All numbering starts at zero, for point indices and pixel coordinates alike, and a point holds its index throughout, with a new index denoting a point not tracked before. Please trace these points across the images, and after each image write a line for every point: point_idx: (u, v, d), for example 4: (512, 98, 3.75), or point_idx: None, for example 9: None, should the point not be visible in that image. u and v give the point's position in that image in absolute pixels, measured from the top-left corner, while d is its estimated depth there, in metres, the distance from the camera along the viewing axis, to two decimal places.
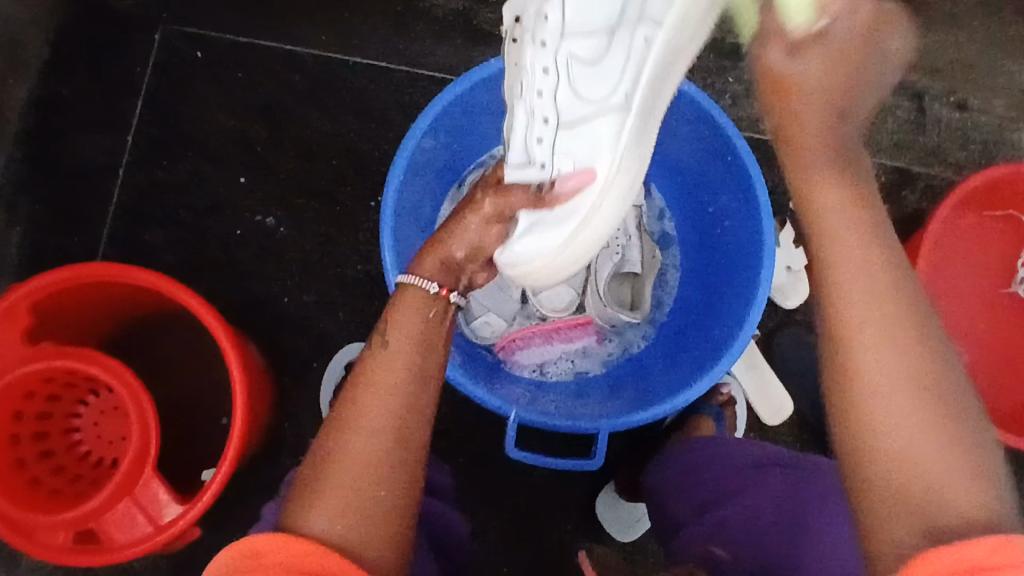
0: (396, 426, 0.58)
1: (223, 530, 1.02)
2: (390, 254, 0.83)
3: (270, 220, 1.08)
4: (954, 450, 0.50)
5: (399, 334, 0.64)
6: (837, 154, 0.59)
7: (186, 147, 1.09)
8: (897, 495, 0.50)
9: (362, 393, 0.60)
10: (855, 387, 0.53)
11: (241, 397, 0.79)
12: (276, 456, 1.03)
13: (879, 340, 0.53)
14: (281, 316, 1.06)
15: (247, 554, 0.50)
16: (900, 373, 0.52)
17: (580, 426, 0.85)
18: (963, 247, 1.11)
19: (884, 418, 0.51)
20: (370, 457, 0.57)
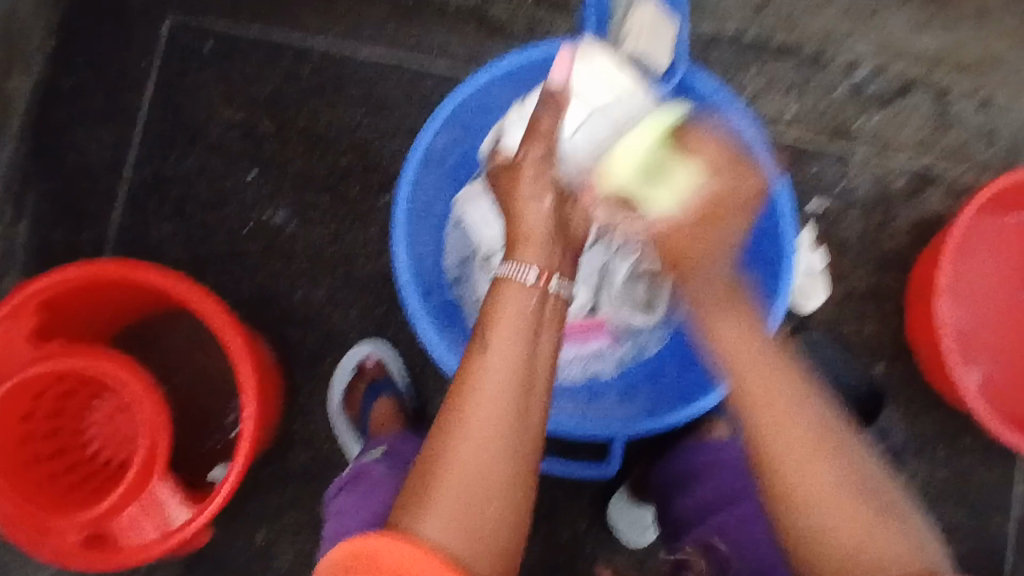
0: (509, 432, 0.55)
1: (232, 528, 1.01)
2: (401, 253, 0.81)
3: (280, 216, 1.06)
4: (874, 519, 0.56)
5: (503, 325, 0.60)
6: (730, 302, 0.66)
7: (196, 141, 1.08)
8: (841, 559, 0.56)
9: (473, 392, 0.57)
10: (783, 474, 0.59)
11: (253, 402, 0.78)
12: (286, 454, 1.02)
13: (785, 428, 0.60)
14: (291, 312, 1.05)
15: (359, 554, 0.49)
16: (803, 448, 0.59)
17: (595, 432, 0.85)
18: (981, 249, 1.09)
19: (811, 495, 0.58)
20: (482, 465, 0.54)
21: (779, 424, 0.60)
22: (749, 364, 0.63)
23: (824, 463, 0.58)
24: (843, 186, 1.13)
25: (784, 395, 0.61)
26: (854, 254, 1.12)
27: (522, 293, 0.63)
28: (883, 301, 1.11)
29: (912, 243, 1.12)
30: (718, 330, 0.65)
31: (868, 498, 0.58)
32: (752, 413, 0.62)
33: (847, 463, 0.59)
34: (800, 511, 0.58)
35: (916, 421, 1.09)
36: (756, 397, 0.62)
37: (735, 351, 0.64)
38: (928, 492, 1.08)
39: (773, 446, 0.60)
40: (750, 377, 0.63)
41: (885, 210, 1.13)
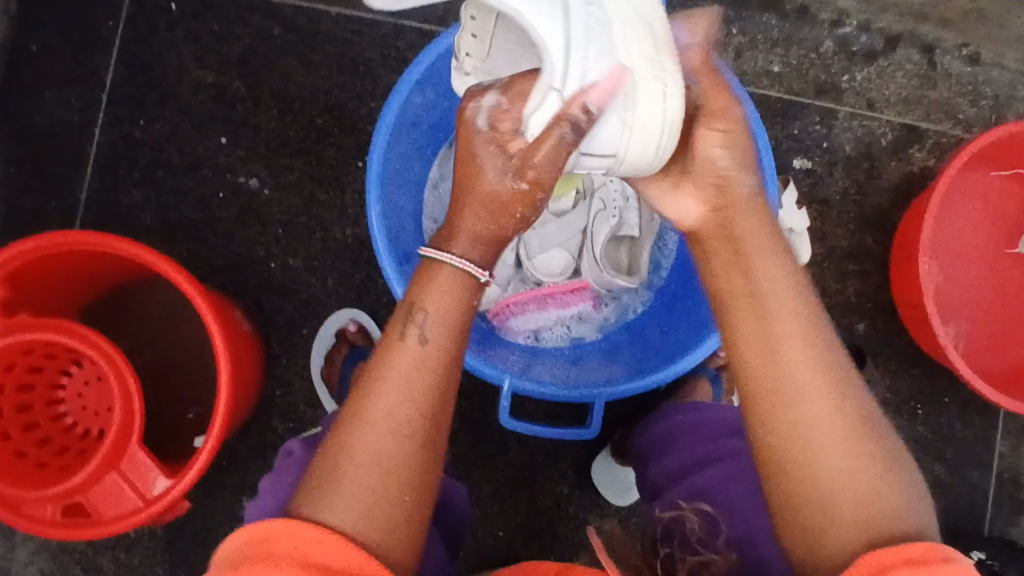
0: (422, 420, 0.53)
1: (216, 497, 1.01)
2: (376, 217, 0.80)
3: (254, 181, 1.04)
4: (874, 473, 0.51)
5: (425, 313, 0.56)
6: (754, 215, 0.60)
7: (165, 104, 1.05)
8: (834, 510, 0.50)
9: (386, 376, 0.54)
10: (789, 408, 0.52)
11: (228, 369, 0.77)
12: (266, 423, 1.02)
13: (801, 351, 0.53)
14: (269, 280, 1.03)
15: (258, 540, 0.47)
16: (815, 398, 0.52)
17: (576, 394, 0.84)
18: (962, 208, 1.09)
19: (815, 438, 0.52)
20: (389, 454, 0.51)
21: (797, 350, 0.53)
22: (767, 270, 0.57)
23: (841, 442, 0.51)
24: (827, 145, 1.11)
25: (812, 358, 0.53)
26: (837, 214, 1.11)
27: (467, 280, 0.57)
28: (864, 261, 1.11)
29: (895, 202, 1.12)
30: (742, 242, 0.58)
31: (873, 449, 0.52)
32: (771, 335, 0.54)
33: (858, 412, 0.53)
34: (799, 450, 0.52)
35: (897, 379, 1.10)
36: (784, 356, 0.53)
37: (756, 255, 0.57)
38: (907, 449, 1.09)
39: (781, 414, 0.52)
40: (778, 331, 0.54)
41: (868, 169, 1.12)
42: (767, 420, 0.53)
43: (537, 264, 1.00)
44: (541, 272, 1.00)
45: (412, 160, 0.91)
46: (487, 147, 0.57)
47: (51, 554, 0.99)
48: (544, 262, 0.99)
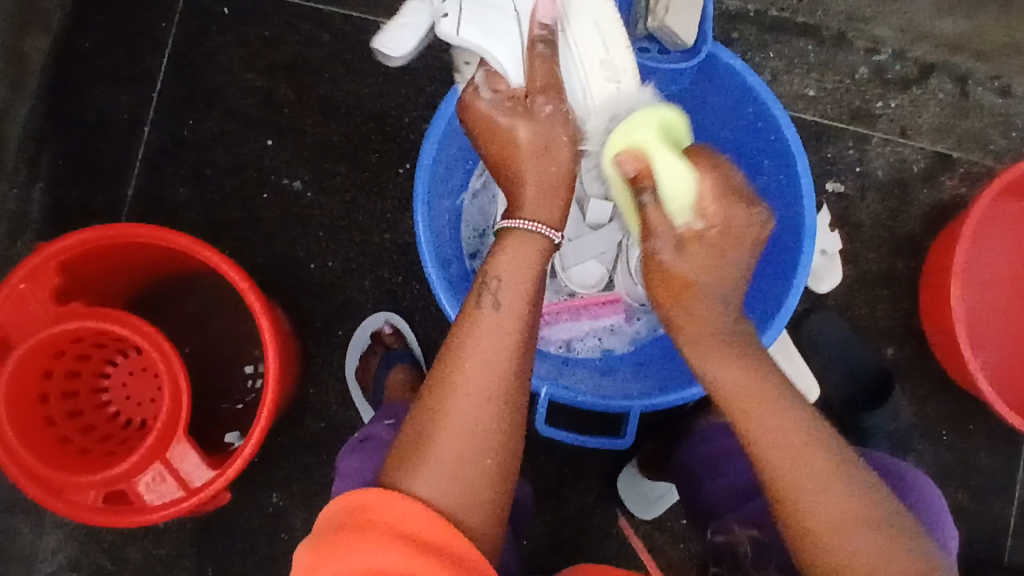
0: (504, 385, 0.57)
1: (247, 492, 1.02)
2: (423, 219, 0.81)
3: (297, 184, 1.06)
4: (876, 523, 0.56)
5: (503, 282, 0.61)
6: (723, 336, 0.65)
7: (214, 105, 1.07)
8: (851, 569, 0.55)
9: (464, 351, 0.58)
10: (787, 477, 0.58)
11: (274, 363, 0.78)
12: (299, 421, 1.03)
13: (779, 422, 0.60)
14: (307, 280, 1.05)
15: (356, 509, 0.48)
16: (802, 463, 0.58)
17: (614, 405, 0.85)
18: (991, 237, 1.10)
19: (814, 497, 0.57)
20: (475, 417, 0.55)
21: (775, 425, 0.60)
22: (727, 366, 0.63)
23: (846, 522, 0.56)
24: (860, 170, 1.13)
25: (803, 451, 0.59)
26: (869, 237, 1.12)
27: (541, 240, 0.64)
28: (894, 285, 1.12)
29: (926, 229, 1.13)
30: (706, 356, 0.64)
31: (871, 497, 0.57)
32: (752, 421, 0.61)
33: (847, 468, 0.59)
34: (802, 514, 0.57)
35: (924, 404, 1.10)
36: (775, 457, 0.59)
37: (714, 358, 0.64)
38: (931, 474, 1.10)
39: (779, 479, 0.58)
40: (757, 419, 0.61)
41: (900, 195, 1.13)
42: (774, 488, 0.59)
43: (571, 276, 1.01)
44: (575, 282, 1.01)
45: (457, 167, 0.92)
46: (505, 114, 0.66)
47: (80, 542, 1.00)
48: (579, 272, 1.01)
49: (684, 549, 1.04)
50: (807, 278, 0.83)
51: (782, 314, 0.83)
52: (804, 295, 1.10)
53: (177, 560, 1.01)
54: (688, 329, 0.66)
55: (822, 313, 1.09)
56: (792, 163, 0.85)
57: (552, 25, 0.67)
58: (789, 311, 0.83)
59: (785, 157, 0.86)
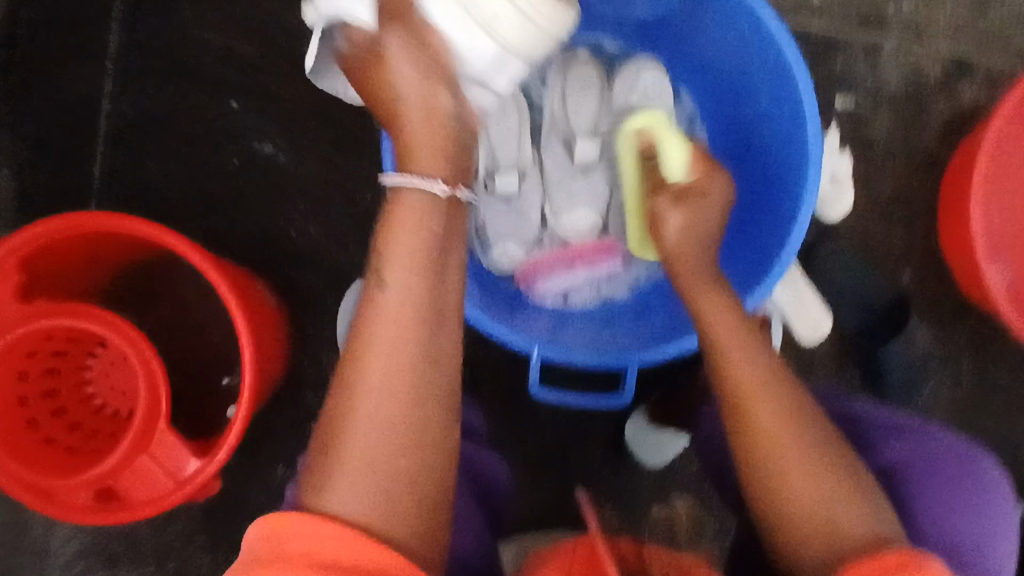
0: (410, 373, 0.54)
1: (252, 468, 1.01)
2: (394, 182, 0.76)
3: (268, 147, 1.00)
4: (834, 487, 0.56)
5: (394, 250, 0.56)
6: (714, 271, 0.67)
7: (171, 71, 1.01)
8: (808, 526, 0.55)
9: (365, 347, 0.55)
10: (752, 431, 0.58)
11: (248, 346, 0.74)
12: (295, 394, 1.01)
13: (759, 383, 0.60)
14: (289, 249, 1.01)
15: (274, 535, 0.48)
16: (772, 426, 0.58)
17: (608, 362, 0.81)
18: (1016, 147, 1.02)
19: (777, 444, 0.58)
20: (391, 414, 0.53)
21: (751, 377, 0.60)
22: (723, 313, 0.64)
23: (811, 483, 0.56)
24: (871, 82, 1.04)
25: (782, 412, 0.59)
26: (882, 157, 1.04)
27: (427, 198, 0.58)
28: (911, 207, 1.05)
29: (944, 142, 1.05)
30: (697, 298, 0.66)
31: (832, 467, 0.57)
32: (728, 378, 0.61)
33: (816, 437, 0.58)
34: (767, 467, 0.57)
35: (945, 331, 1.05)
36: (749, 400, 0.59)
37: (713, 305, 0.64)
38: (952, 402, 1.05)
39: (751, 434, 0.59)
40: (736, 372, 0.61)
41: (916, 108, 1.04)
42: (745, 446, 0.59)
43: (563, 223, 0.97)
44: (568, 230, 0.97)
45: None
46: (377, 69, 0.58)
47: (92, 527, 1.01)
48: (571, 219, 0.97)
49: (696, 495, 1.02)
50: (814, 210, 0.78)
51: (787, 251, 0.78)
52: (814, 224, 1.04)
53: (187, 538, 1.01)
54: (683, 266, 0.68)
55: (829, 245, 1.03)
56: (793, 85, 0.79)
57: None
58: (794, 247, 0.78)
59: (784, 79, 0.80)
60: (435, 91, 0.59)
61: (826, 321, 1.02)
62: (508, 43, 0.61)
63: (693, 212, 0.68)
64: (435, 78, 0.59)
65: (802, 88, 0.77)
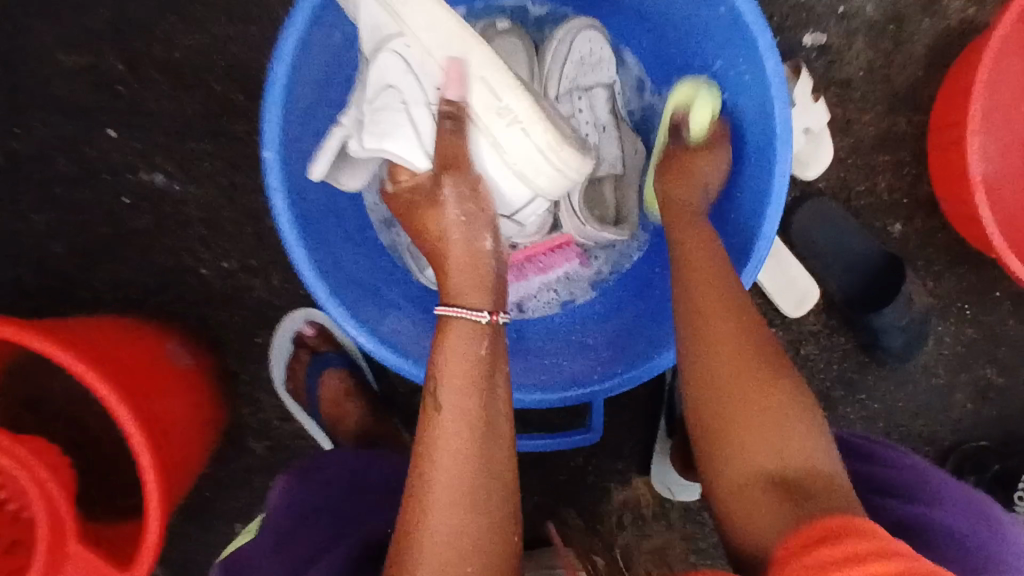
0: (473, 486, 0.52)
1: (207, 529, 0.94)
2: (285, 219, 0.64)
3: (160, 178, 0.89)
4: (796, 448, 0.52)
5: (450, 374, 0.55)
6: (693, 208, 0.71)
7: (43, 106, 0.88)
8: (754, 498, 0.52)
9: (427, 461, 0.53)
10: (709, 397, 0.56)
11: (138, 429, 0.65)
12: (242, 445, 0.92)
13: (718, 341, 0.58)
14: (205, 289, 0.90)
15: None
16: (731, 381, 0.56)
17: (573, 397, 0.71)
18: (1010, 64, 0.89)
19: (738, 407, 0.54)
20: (460, 530, 0.50)
21: (721, 335, 0.58)
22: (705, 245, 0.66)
23: (765, 443, 0.53)
24: (843, 11, 0.90)
25: (745, 370, 0.56)
26: (862, 96, 0.92)
27: (468, 324, 0.57)
28: (898, 149, 0.93)
29: (927, 69, 0.92)
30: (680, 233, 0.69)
31: (791, 425, 0.53)
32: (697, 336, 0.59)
33: (784, 399, 0.54)
34: (722, 436, 0.55)
35: (940, 281, 0.95)
36: (708, 362, 0.57)
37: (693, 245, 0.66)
38: (954, 355, 0.97)
39: (710, 401, 0.56)
40: (708, 328, 0.59)
41: (895, 35, 0.91)
42: (708, 413, 0.56)
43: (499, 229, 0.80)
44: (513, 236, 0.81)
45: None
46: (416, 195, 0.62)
47: None
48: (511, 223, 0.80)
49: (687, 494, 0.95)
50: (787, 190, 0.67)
51: (762, 242, 0.68)
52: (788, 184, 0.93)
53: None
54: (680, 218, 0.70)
55: (813, 202, 0.92)
56: (748, 43, 0.67)
57: (457, 103, 0.59)
58: (769, 235, 0.67)
59: (738, 35, 0.68)
60: (477, 219, 0.62)
61: (813, 291, 0.92)
62: (541, 183, 0.63)
63: (680, 176, 0.74)
64: (470, 202, 0.61)
65: (759, 47, 0.66)
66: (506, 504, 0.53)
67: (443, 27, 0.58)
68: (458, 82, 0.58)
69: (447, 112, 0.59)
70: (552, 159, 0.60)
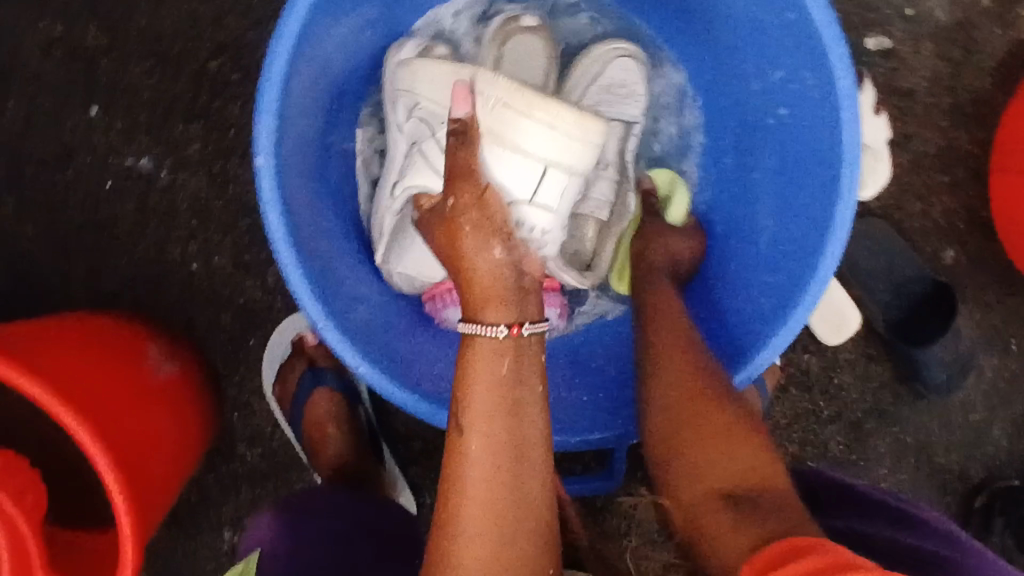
0: (503, 518, 0.48)
1: (189, 540, 0.87)
2: (282, 244, 0.57)
3: (146, 162, 0.81)
4: (744, 467, 0.48)
5: (478, 398, 0.51)
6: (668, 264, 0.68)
7: (25, 74, 0.80)
8: (711, 522, 0.46)
9: (454, 490, 0.49)
10: (661, 438, 0.53)
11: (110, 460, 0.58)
12: (230, 452, 0.86)
13: (660, 383, 0.56)
14: (192, 286, 0.83)
15: None
16: (670, 415, 0.53)
17: (591, 441, 0.66)
18: None
19: (680, 439, 0.51)
20: (493, 560, 0.48)
21: (667, 376, 0.56)
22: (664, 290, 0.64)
23: (713, 464, 0.49)
24: (910, 13, 0.82)
25: (691, 403, 0.53)
26: (924, 108, 0.83)
27: (486, 340, 0.52)
28: (957, 167, 0.85)
29: (995, 81, 0.83)
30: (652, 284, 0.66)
31: (732, 444, 0.50)
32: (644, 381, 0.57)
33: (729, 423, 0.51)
34: (671, 473, 0.51)
35: (990, 311, 0.88)
36: (659, 402, 0.55)
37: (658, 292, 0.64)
38: (1003, 392, 0.89)
39: (658, 441, 0.53)
40: (657, 373, 0.57)
41: (964, 42, 0.82)
42: (658, 453, 0.53)
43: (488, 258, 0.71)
44: None
45: (313, 142, 0.65)
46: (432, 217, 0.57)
47: None
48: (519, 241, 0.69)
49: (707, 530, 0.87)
50: (850, 225, 0.58)
51: (815, 283, 0.60)
52: None
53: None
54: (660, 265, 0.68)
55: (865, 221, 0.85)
56: (818, 51, 0.58)
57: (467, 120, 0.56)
58: (826, 273, 0.59)
59: (806, 42, 0.59)
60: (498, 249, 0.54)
61: (853, 322, 0.86)
62: (565, 166, 0.61)
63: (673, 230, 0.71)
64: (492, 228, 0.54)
65: (833, 57, 0.57)
66: (545, 540, 0.50)
67: (446, 74, 0.62)
68: (465, 102, 0.56)
69: (451, 130, 0.56)
70: (574, 131, 0.59)
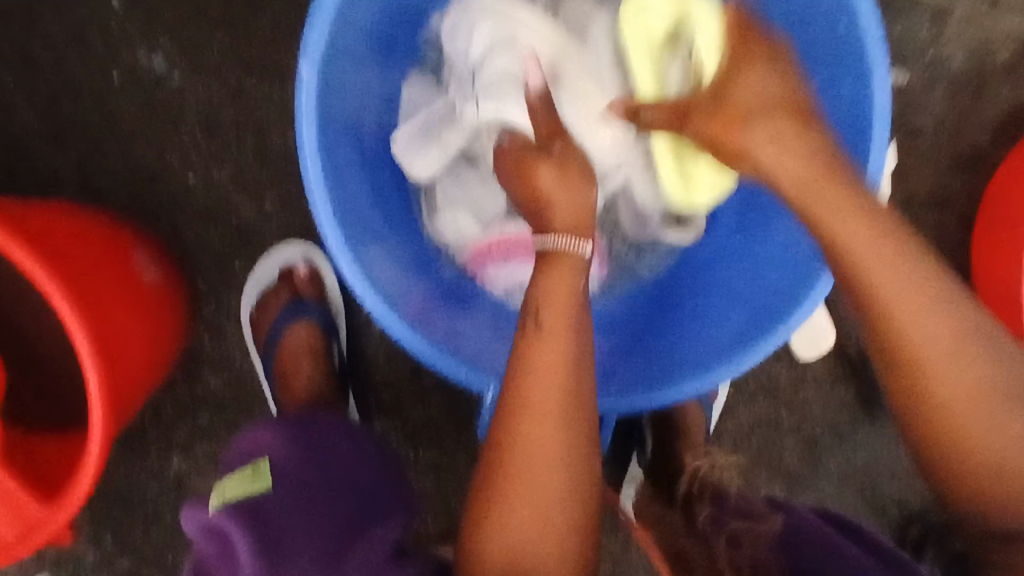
0: (568, 418, 0.50)
1: (134, 458, 0.83)
2: (312, 158, 0.56)
3: (158, 60, 0.78)
4: (1014, 429, 0.45)
5: (551, 306, 0.52)
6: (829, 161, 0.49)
7: None
8: (1006, 499, 0.46)
9: (525, 386, 0.51)
10: (928, 384, 0.46)
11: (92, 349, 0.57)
12: (194, 373, 0.83)
13: (925, 312, 0.46)
14: (184, 195, 0.80)
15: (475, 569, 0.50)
16: (959, 368, 0.45)
17: None
18: None
19: (969, 391, 0.45)
20: (554, 451, 0.50)
21: (916, 307, 0.46)
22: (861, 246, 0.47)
23: (999, 422, 0.45)
24: (931, 55, 0.86)
25: (959, 341, 0.45)
26: (927, 146, 0.87)
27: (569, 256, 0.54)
28: (946, 208, 0.88)
29: (995, 133, 0.88)
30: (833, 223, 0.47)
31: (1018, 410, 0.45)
32: (891, 310, 0.46)
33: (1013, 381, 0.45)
34: (952, 435, 0.46)
35: None
36: (918, 338, 0.46)
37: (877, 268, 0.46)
38: None
39: (916, 385, 0.46)
40: (895, 299, 0.46)
41: (975, 92, 0.87)
42: (909, 401, 0.47)
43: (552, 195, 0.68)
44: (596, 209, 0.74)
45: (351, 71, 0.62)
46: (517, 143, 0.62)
47: None
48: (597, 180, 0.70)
49: None
50: None
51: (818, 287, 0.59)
52: None
53: (43, 547, 0.83)
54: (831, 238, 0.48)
55: None
56: (860, 61, 0.58)
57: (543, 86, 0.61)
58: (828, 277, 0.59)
59: (851, 50, 0.59)
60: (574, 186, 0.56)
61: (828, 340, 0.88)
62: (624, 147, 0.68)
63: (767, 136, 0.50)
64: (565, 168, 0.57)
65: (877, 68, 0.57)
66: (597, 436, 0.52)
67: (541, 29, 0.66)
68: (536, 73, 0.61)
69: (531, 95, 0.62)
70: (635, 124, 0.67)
